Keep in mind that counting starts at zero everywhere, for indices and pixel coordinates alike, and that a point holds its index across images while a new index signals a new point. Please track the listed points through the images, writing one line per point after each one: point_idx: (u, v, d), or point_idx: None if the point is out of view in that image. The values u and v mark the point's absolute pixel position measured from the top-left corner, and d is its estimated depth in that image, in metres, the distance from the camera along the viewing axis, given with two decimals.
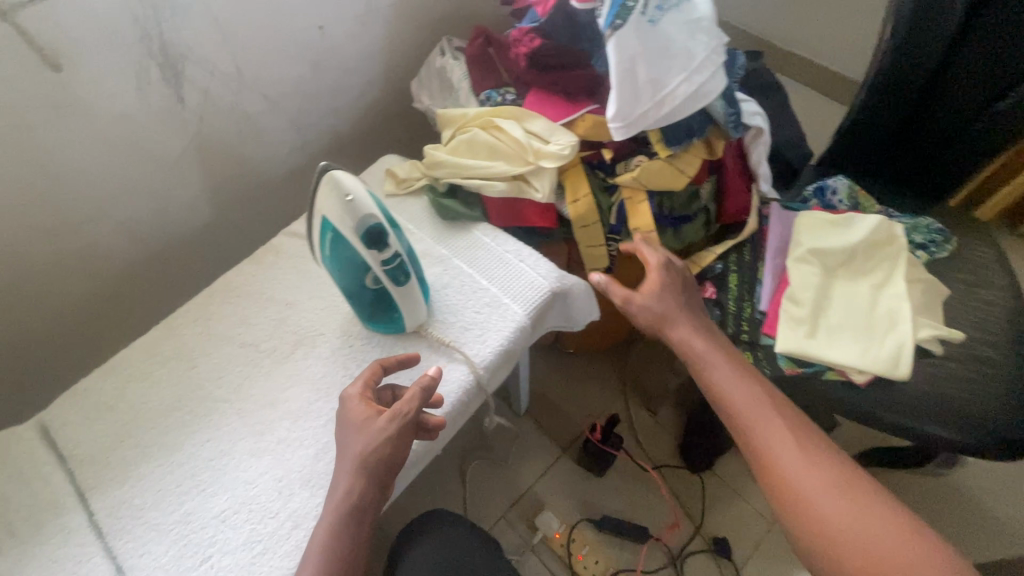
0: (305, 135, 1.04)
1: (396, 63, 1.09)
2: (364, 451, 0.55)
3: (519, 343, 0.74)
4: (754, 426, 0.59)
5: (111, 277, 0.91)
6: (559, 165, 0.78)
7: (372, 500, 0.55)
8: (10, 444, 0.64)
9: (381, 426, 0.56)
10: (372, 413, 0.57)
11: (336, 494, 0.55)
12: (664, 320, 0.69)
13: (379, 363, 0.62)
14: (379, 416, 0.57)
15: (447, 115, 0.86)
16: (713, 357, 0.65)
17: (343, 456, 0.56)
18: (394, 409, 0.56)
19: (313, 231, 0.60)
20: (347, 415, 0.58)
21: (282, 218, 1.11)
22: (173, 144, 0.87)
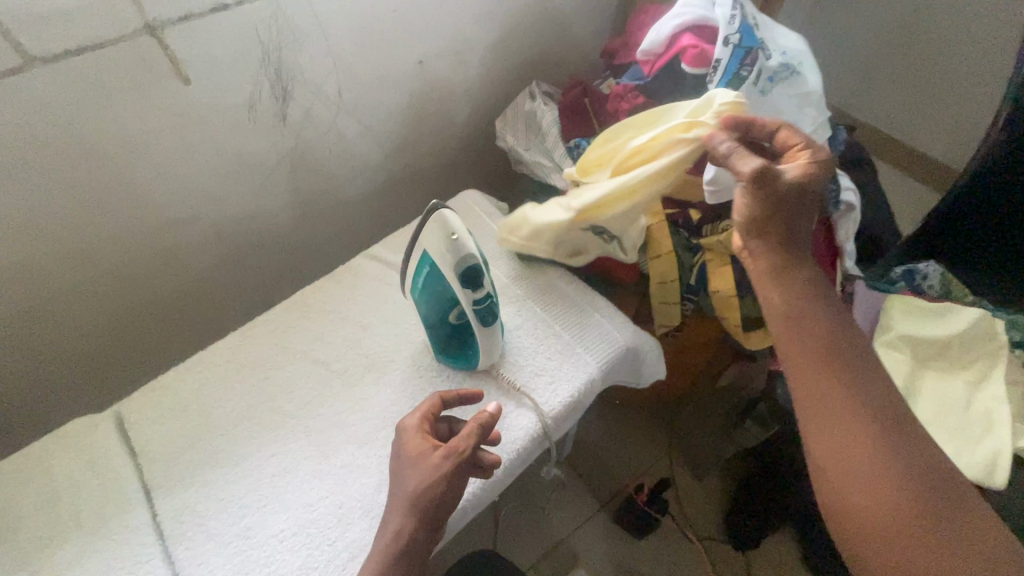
0: (390, 161, 1.08)
1: (484, 101, 1.13)
2: (417, 488, 0.53)
3: (587, 396, 0.72)
4: (805, 362, 0.53)
5: (193, 276, 0.94)
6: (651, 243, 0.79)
7: (420, 543, 0.53)
8: (88, 431, 0.66)
9: (435, 465, 0.54)
10: (428, 447, 0.56)
11: (386, 532, 0.53)
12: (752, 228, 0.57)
13: (439, 395, 0.61)
14: (434, 452, 0.55)
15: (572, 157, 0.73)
16: (785, 281, 0.55)
17: (396, 490, 0.55)
18: (450, 446, 0.55)
19: (410, 261, 0.61)
20: (402, 446, 0.57)
21: (355, 238, 1.14)
22: (272, 158, 0.91)
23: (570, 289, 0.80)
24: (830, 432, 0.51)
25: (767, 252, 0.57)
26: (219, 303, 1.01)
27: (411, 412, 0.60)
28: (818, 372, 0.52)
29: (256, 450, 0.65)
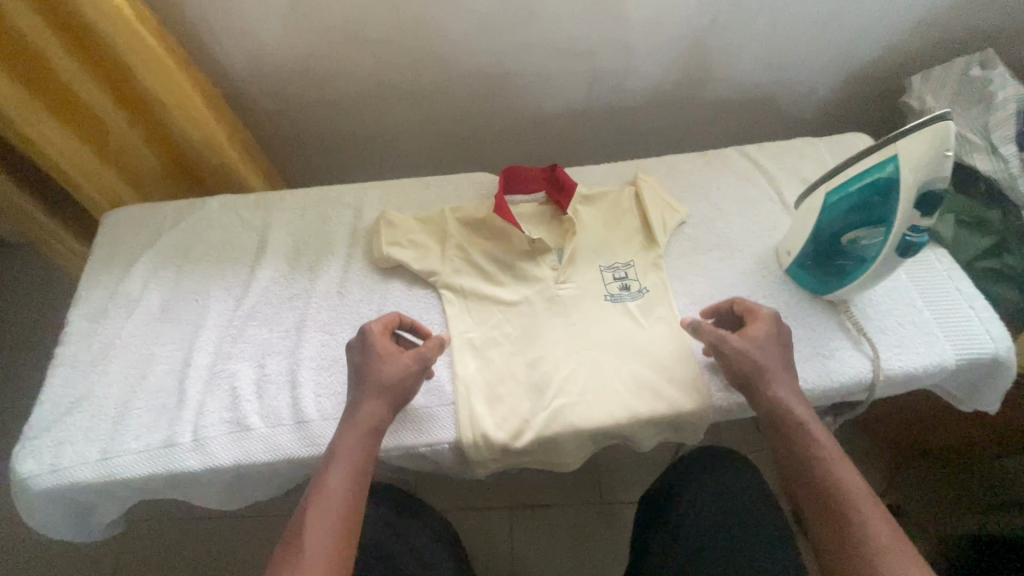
0: (767, 77, 1.04)
1: (903, 55, 1.01)
2: (386, 374, 0.59)
3: (927, 380, 0.67)
4: (793, 404, 0.57)
5: (557, 105, 1.06)
6: (472, 215, 0.75)
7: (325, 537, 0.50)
8: (488, 186, 0.82)
9: (405, 362, 0.60)
10: (393, 351, 0.61)
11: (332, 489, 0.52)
12: (397, 388, 0.59)
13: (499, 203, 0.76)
14: (401, 354, 0.61)
15: (596, 247, 0.74)
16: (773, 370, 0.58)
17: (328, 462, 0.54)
18: (418, 350, 0.61)
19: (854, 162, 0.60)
20: (367, 349, 0.60)
21: (684, 136, 1.16)
22: (682, 29, 0.94)
23: (950, 274, 0.72)
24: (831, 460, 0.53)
25: (464, 248, 0.73)
26: (557, 135, 1.12)
27: (376, 338, 0.61)
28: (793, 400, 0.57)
29: (601, 277, 0.72)
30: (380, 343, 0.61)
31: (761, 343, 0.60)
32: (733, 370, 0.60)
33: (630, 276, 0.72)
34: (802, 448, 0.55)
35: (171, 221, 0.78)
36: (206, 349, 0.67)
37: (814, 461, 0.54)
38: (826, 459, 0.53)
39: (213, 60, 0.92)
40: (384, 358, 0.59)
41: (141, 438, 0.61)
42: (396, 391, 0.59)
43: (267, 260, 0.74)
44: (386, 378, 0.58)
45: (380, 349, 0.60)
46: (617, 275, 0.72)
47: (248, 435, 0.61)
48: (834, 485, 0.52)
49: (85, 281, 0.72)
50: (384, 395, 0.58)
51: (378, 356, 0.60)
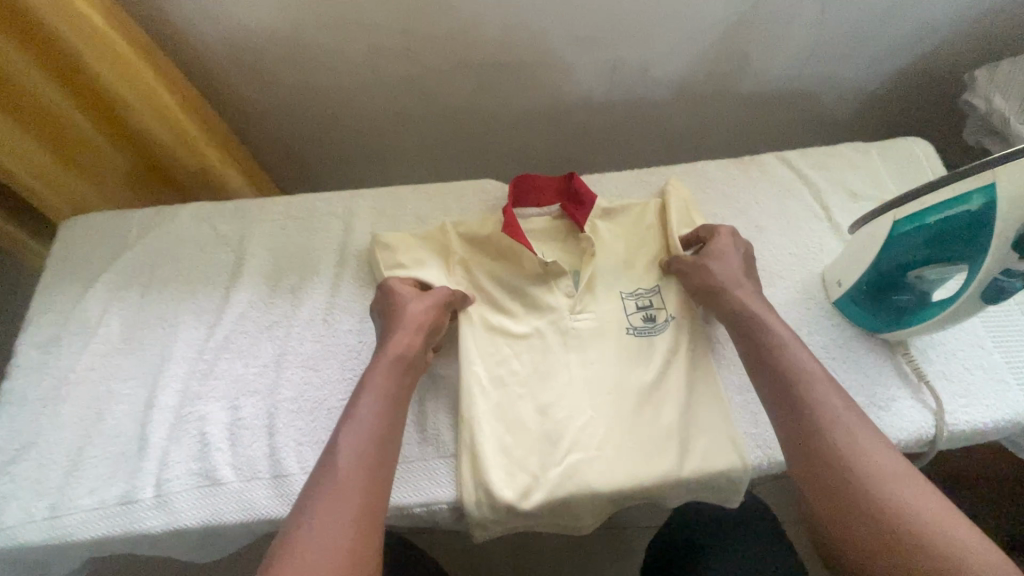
0: (808, 69, 0.93)
1: (962, 47, 0.90)
2: (414, 309, 0.57)
3: (996, 435, 0.58)
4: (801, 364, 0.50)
5: (572, 97, 0.95)
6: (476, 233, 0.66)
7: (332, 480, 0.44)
8: (495, 195, 0.72)
9: (433, 298, 0.58)
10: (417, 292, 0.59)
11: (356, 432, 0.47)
12: (425, 320, 0.56)
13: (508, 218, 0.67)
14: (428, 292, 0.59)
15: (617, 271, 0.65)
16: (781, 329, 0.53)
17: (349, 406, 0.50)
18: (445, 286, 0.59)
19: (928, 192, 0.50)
20: (389, 294, 0.59)
21: (710, 133, 1.06)
22: (717, 15, 0.83)
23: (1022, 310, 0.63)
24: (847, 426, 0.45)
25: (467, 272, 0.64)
26: (571, 130, 1.02)
27: (402, 283, 0.60)
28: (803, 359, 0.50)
29: (623, 307, 0.63)
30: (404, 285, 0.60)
31: (725, 258, 0.61)
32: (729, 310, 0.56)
33: (655, 305, 0.63)
34: (799, 381, 0.48)
35: (136, 232, 0.69)
36: (172, 388, 0.59)
37: (814, 396, 0.47)
38: (833, 407, 0.46)
39: (187, 45, 0.81)
40: (411, 295, 0.58)
41: (97, 492, 0.54)
42: (427, 321, 0.56)
43: (244, 281, 0.65)
44: (414, 310, 0.57)
45: (406, 291, 0.59)
46: (641, 303, 0.63)
47: (217, 492, 0.54)
48: (854, 450, 0.44)
49: (36, 304, 0.64)
50: (417, 325, 0.55)
51: (405, 295, 0.58)
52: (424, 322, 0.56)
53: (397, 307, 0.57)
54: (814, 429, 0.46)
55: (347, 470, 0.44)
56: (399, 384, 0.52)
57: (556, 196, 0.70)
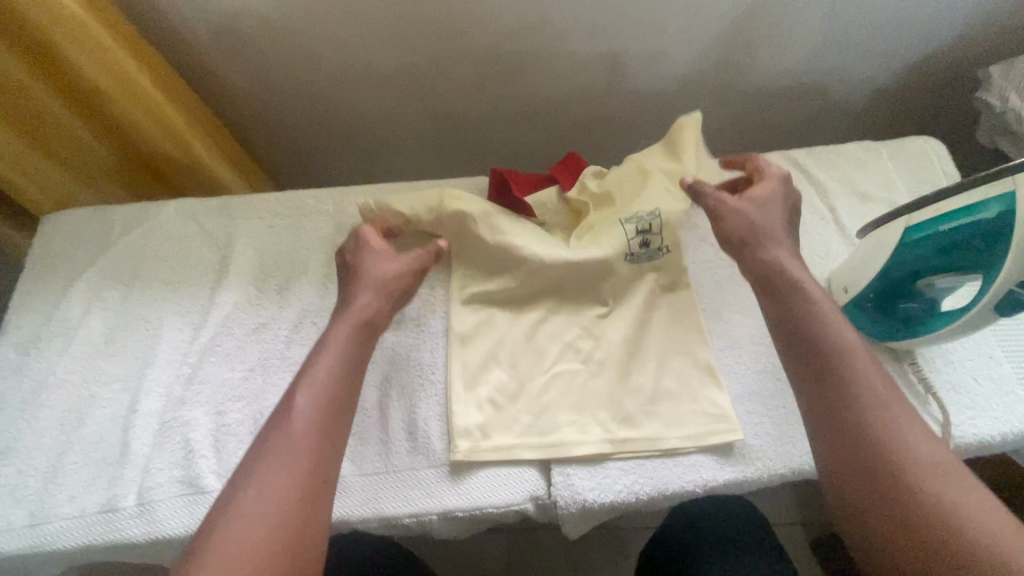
0: (817, 64, 0.90)
1: (977, 42, 0.87)
2: (384, 274, 0.54)
3: (1004, 449, 0.56)
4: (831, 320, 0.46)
5: (572, 90, 0.92)
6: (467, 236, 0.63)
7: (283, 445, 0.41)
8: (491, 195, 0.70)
9: (402, 262, 0.55)
10: (388, 252, 0.56)
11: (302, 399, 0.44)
12: (389, 288, 0.53)
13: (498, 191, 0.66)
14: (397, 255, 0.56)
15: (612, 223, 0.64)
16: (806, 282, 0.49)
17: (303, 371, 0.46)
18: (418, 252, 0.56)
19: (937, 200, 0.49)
20: (359, 255, 0.56)
21: (714, 129, 1.03)
22: (723, 6, 0.80)
23: None
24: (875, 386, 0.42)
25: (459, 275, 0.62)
26: (571, 124, 0.99)
27: (372, 240, 0.56)
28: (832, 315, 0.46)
29: (622, 232, 0.61)
30: (375, 242, 0.56)
31: (766, 205, 0.55)
32: (752, 265, 0.51)
33: (652, 229, 0.61)
34: (815, 339, 0.45)
35: (119, 230, 0.67)
36: (155, 393, 0.57)
37: (835, 363, 0.43)
38: (856, 364, 0.43)
39: (174, 34, 0.79)
40: (377, 257, 0.55)
41: (77, 499, 0.52)
42: (394, 288, 0.53)
43: (229, 282, 0.63)
44: (381, 277, 0.53)
45: (376, 248, 0.56)
46: (641, 227, 0.62)
47: (200, 501, 0.52)
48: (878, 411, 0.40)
49: (15, 304, 0.62)
50: (383, 292, 0.53)
51: (374, 258, 0.55)
52: (387, 290, 0.53)
53: (363, 269, 0.54)
54: (838, 386, 0.42)
55: (304, 428, 0.42)
56: (353, 356, 0.48)
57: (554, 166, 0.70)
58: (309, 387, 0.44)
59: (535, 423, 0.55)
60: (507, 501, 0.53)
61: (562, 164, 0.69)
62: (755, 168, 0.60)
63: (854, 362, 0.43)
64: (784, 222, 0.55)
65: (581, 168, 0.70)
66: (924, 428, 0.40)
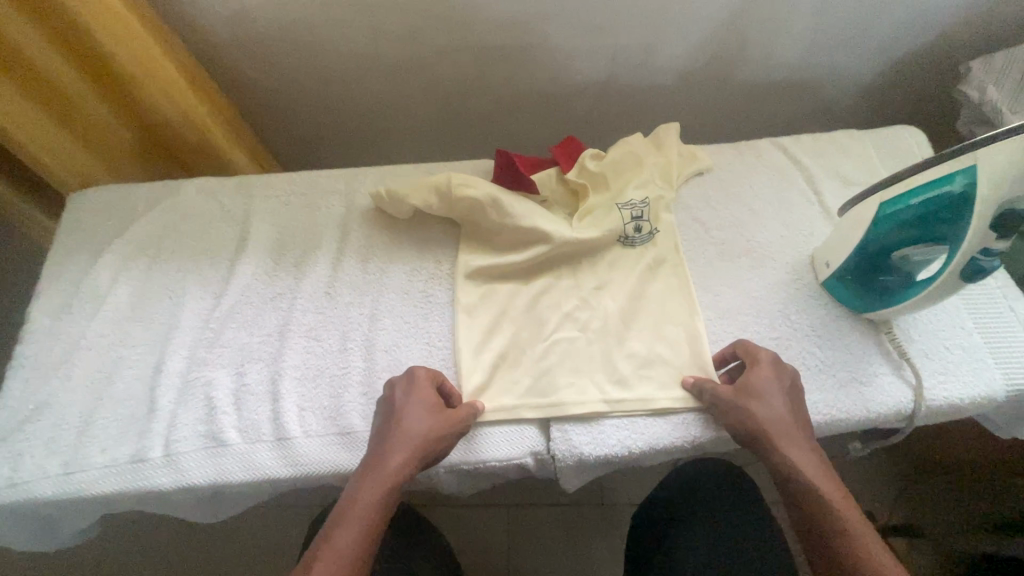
0: (807, 58, 0.94)
1: (960, 39, 0.91)
2: (422, 431, 0.52)
3: (973, 410, 0.60)
4: (761, 404, 0.53)
5: (572, 82, 0.96)
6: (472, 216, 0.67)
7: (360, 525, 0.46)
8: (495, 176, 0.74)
9: (444, 419, 0.53)
10: (433, 402, 0.54)
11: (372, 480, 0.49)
12: (426, 451, 0.51)
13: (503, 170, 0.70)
14: (442, 409, 0.54)
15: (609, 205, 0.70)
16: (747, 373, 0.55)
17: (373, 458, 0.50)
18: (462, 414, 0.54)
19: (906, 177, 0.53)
20: (403, 396, 0.54)
21: (708, 121, 1.07)
22: (718, 2, 0.84)
23: (1003, 293, 0.64)
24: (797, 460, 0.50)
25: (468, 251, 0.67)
26: (571, 115, 1.03)
27: (421, 381, 0.55)
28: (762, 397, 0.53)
29: (620, 217, 0.68)
30: (423, 385, 0.54)
31: (767, 397, 0.53)
32: (735, 427, 0.54)
33: (645, 216, 0.69)
34: (752, 428, 0.52)
35: (144, 206, 0.70)
36: (179, 355, 0.61)
37: (771, 450, 0.51)
38: (780, 444, 0.51)
39: (194, 25, 0.82)
40: (419, 407, 0.53)
41: (108, 452, 0.56)
42: (427, 453, 0.51)
43: (248, 255, 0.67)
44: (415, 435, 0.51)
45: (425, 394, 0.54)
46: (634, 213, 0.68)
47: (223, 453, 0.56)
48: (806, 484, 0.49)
49: (46, 273, 0.66)
50: (416, 455, 0.50)
51: (415, 408, 0.53)
52: (419, 450, 0.51)
53: (398, 417, 0.52)
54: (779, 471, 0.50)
55: (374, 506, 0.47)
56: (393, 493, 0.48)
57: (554, 149, 0.74)
58: (375, 481, 0.48)
59: (536, 384, 0.59)
60: (509, 454, 0.57)
61: (562, 148, 0.73)
62: (743, 350, 0.58)
63: (781, 441, 0.51)
64: (782, 387, 0.54)
65: (579, 151, 0.74)
66: (840, 495, 0.49)
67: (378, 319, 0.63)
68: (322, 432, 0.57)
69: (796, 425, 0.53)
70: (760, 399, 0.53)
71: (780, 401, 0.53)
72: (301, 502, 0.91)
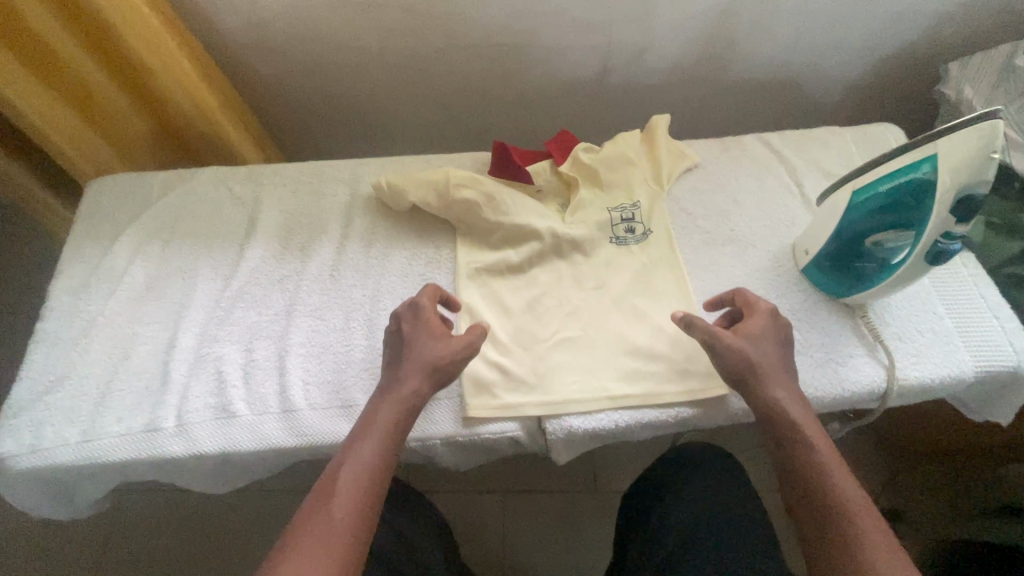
0: (793, 58, 0.98)
1: (940, 41, 0.95)
2: (430, 354, 0.56)
3: (943, 390, 0.64)
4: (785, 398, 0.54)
5: (567, 79, 1.00)
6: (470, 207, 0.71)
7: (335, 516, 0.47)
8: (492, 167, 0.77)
9: (448, 340, 0.58)
10: (438, 326, 0.59)
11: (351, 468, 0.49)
12: (434, 368, 0.56)
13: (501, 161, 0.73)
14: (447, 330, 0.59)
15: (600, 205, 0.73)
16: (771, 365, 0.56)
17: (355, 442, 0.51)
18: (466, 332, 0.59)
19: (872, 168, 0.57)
20: (412, 320, 0.59)
21: (699, 119, 1.10)
22: (706, 4, 0.88)
23: (974, 281, 0.68)
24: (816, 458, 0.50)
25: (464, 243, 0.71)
26: (567, 112, 1.07)
27: (427, 306, 0.60)
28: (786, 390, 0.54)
29: (610, 219, 0.72)
30: (426, 309, 0.59)
31: (760, 340, 0.57)
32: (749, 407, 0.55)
33: (636, 218, 0.73)
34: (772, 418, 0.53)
35: (157, 193, 0.74)
36: (192, 331, 0.64)
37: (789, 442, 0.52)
38: (801, 438, 0.51)
39: (206, 22, 0.86)
40: (427, 328, 0.58)
41: (124, 420, 0.59)
42: (437, 370, 0.56)
43: (257, 239, 0.70)
44: (428, 355, 0.56)
45: (430, 314, 0.59)
46: (624, 216, 0.73)
47: (232, 423, 0.59)
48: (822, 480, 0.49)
49: (65, 254, 0.69)
50: (426, 373, 0.56)
51: (423, 329, 0.58)
52: (429, 366, 0.56)
53: (407, 342, 0.57)
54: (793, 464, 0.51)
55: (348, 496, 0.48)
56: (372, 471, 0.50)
57: (549, 142, 0.77)
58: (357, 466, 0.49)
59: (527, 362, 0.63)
60: (502, 427, 0.60)
61: (556, 141, 0.77)
62: (742, 299, 0.61)
63: (800, 438, 0.51)
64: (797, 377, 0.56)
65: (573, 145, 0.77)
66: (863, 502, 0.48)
67: (379, 300, 0.67)
68: (326, 404, 0.60)
69: (808, 414, 0.54)
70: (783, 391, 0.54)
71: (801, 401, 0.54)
72: (302, 482, 0.94)
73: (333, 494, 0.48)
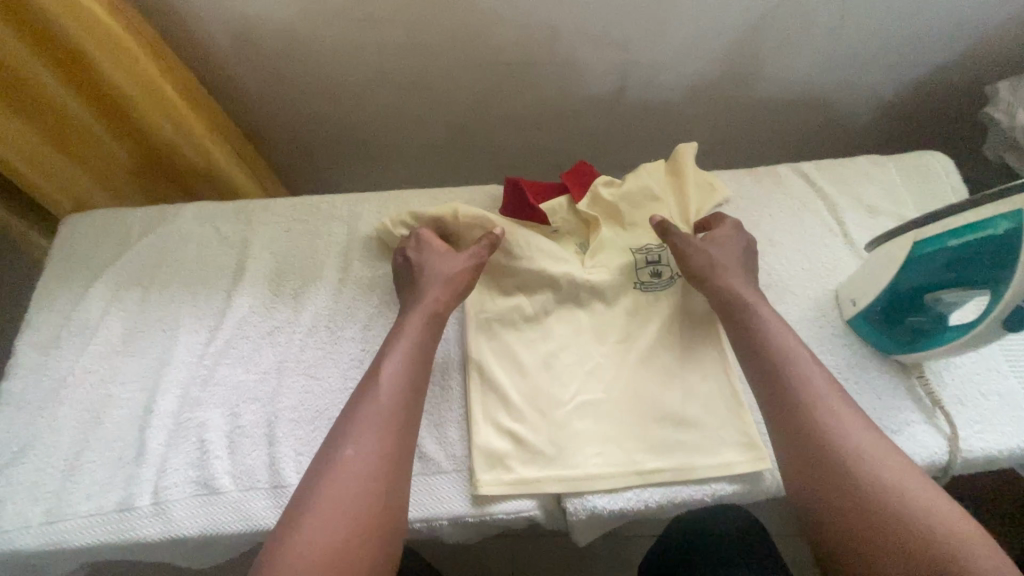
0: (824, 76, 0.91)
1: (984, 58, 0.88)
2: (444, 270, 0.60)
3: (1011, 461, 0.57)
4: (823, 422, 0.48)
5: (581, 99, 0.93)
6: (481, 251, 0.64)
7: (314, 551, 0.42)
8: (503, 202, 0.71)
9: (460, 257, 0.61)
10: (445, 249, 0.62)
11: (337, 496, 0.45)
12: (449, 282, 0.59)
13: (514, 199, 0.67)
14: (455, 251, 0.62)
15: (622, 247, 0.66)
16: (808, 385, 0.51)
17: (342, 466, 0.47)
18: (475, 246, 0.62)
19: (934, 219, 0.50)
20: (419, 251, 0.62)
21: (721, 139, 1.04)
22: (733, 20, 0.81)
23: None
24: (857, 491, 0.45)
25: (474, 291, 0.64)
26: (580, 132, 1.00)
27: (431, 235, 0.63)
28: (823, 410, 0.49)
29: (633, 262, 0.65)
30: (431, 238, 0.62)
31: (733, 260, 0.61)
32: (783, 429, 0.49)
33: (662, 261, 0.65)
34: (807, 445, 0.48)
35: (137, 232, 0.68)
36: (172, 393, 0.58)
37: (825, 470, 0.46)
38: (839, 467, 0.46)
39: (194, 42, 0.80)
40: (435, 252, 0.61)
41: (94, 498, 0.53)
42: (453, 282, 0.59)
43: (245, 285, 0.64)
44: (441, 272, 0.60)
45: (436, 241, 0.62)
46: (649, 258, 0.66)
47: (215, 501, 0.53)
48: (864, 517, 0.44)
49: (35, 303, 0.63)
50: (445, 286, 0.59)
51: (432, 253, 0.61)
52: (444, 281, 0.59)
53: (418, 269, 0.60)
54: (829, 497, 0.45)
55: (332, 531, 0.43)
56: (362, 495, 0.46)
57: (566, 174, 0.70)
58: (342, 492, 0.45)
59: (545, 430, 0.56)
60: (518, 507, 0.54)
61: (573, 173, 0.70)
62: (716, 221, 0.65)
63: (840, 467, 0.46)
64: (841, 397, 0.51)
65: (592, 176, 0.70)
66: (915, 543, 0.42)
67: None
68: None
69: (856, 435, 0.48)
70: (819, 413, 0.49)
71: (846, 423, 0.48)
72: None
73: (325, 491, 0.45)
